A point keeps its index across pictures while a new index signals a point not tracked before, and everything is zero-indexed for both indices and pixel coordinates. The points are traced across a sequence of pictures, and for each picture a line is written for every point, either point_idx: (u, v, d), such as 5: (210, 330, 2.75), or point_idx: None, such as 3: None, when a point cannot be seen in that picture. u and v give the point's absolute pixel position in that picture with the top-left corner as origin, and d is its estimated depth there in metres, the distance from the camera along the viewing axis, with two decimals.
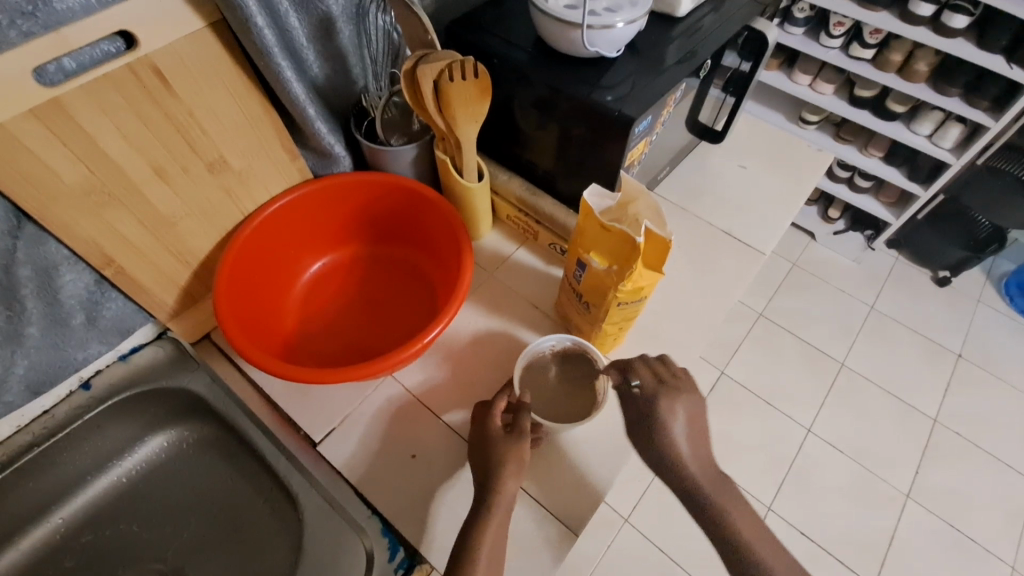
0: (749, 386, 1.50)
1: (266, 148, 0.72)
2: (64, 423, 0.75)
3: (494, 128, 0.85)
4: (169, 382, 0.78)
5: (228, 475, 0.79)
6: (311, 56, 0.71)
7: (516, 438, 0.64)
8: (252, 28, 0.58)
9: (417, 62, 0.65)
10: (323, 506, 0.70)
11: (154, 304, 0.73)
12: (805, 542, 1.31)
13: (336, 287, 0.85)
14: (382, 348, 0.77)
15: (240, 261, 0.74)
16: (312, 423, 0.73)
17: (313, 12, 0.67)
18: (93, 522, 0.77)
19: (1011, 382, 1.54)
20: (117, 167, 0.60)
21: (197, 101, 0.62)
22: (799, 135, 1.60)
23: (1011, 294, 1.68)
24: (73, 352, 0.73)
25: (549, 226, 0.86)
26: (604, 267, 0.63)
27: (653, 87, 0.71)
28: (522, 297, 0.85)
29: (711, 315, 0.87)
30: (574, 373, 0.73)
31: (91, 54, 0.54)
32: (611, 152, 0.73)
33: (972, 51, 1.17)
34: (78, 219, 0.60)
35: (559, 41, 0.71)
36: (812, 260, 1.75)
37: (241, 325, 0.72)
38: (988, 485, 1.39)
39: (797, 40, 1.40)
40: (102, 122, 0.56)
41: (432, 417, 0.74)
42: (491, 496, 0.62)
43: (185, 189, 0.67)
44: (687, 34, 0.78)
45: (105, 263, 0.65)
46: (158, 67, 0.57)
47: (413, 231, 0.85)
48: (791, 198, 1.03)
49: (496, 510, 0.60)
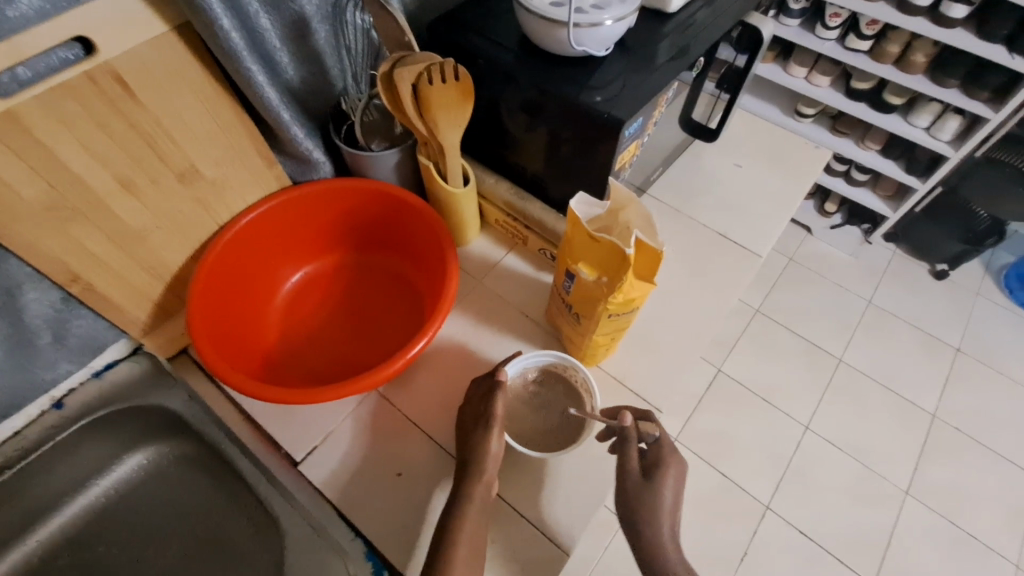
0: (746, 383, 1.48)
1: (240, 156, 0.69)
2: (35, 444, 0.73)
3: (480, 130, 0.82)
4: (143, 400, 0.75)
5: (209, 494, 0.76)
6: (285, 58, 0.68)
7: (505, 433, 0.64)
8: (219, 31, 0.54)
9: (394, 65, 0.62)
10: (306, 528, 0.68)
11: (126, 321, 0.71)
12: (806, 541, 1.29)
13: (318, 298, 0.82)
14: (366, 361, 0.75)
15: (215, 274, 0.71)
16: (293, 443, 0.70)
17: (285, 13, 0.63)
18: (68, 545, 0.75)
19: (1011, 376, 1.53)
20: (80, 181, 0.57)
21: (164, 109, 0.59)
22: (794, 128, 1.57)
23: (1010, 287, 1.66)
24: (40, 372, 0.71)
25: (539, 231, 0.83)
26: (594, 279, 0.61)
27: (644, 87, 0.68)
28: (511, 305, 0.83)
29: (707, 320, 0.84)
30: (563, 403, 0.71)
31: (47, 61, 0.51)
32: (602, 154, 0.70)
33: (973, 41, 1.15)
34: (40, 236, 0.57)
35: (544, 40, 0.68)
36: (809, 255, 1.73)
37: (216, 343, 0.69)
38: (988, 480, 1.38)
39: (793, 32, 1.37)
40: (61, 134, 0.53)
41: (419, 434, 0.71)
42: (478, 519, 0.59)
43: (155, 201, 0.64)
44: (679, 29, 0.75)
45: (71, 280, 0.62)
46: (121, 74, 0.54)
47: (397, 238, 0.82)
48: (789, 197, 1.00)
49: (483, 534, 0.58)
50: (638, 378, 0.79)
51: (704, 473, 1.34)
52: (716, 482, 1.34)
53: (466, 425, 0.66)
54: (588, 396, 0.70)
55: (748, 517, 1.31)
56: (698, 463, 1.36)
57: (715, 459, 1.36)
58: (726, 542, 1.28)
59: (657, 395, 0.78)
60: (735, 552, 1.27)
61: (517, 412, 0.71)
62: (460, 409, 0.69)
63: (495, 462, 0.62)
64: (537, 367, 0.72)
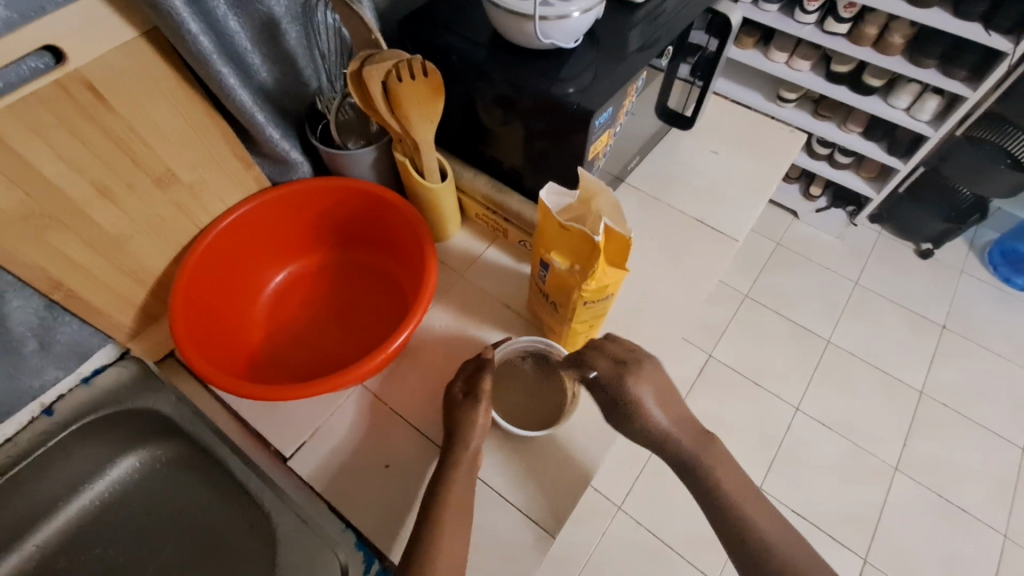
0: (737, 366, 1.50)
1: (216, 159, 0.70)
2: (28, 451, 0.74)
3: (456, 125, 0.83)
4: (133, 404, 0.76)
5: (202, 493, 0.77)
6: (257, 60, 0.68)
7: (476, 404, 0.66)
8: (186, 35, 0.55)
9: (362, 64, 0.63)
10: (297, 522, 0.69)
11: (112, 325, 0.72)
12: (797, 518, 1.31)
13: (302, 297, 0.83)
14: (350, 358, 0.76)
15: (196, 277, 0.72)
16: (281, 439, 0.71)
17: (254, 15, 0.64)
18: (64, 549, 0.76)
19: (996, 351, 1.55)
20: (55, 188, 0.57)
21: (137, 115, 0.60)
22: (776, 113, 1.59)
23: (994, 264, 1.68)
24: (27, 379, 0.73)
25: (517, 223, 0.84)
26: (567, 267, 0.62)
27: (613, 77, 0.69)
28: (492, 297, 0.84)
29: (687, 304, 0.86)
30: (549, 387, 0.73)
31: (18, 71, 0.49)
32: (574, 146, 0.71)
33: (948, 21, 1.16)
34: (19, 245, 0.58)
35: (513, 34, 0.69)
36: (796, 238, 1.75)
37: (200, 345, 0.70)
38: (975, 454, 1.41)
39: (771, 17, 1.38)
40: (33, 143, 0.54)
41: (403, 424, 0.73)
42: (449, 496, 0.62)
43: (132, 206, 0.65)
44: (648, 19, 0.76)
45: (53, 287, 0.63)
46: (91, 81, 0.54)
47: (377, 236, 0.83)
48: (765, 181, 1.02)
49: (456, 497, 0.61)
50: None
51: None
52: None
53: (452, 398, 0.68)
54: (570, 383, 0.72)
55: None
56: None
57: None
58: None
59: None
60: None
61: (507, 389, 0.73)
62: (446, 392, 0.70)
63: (477, 434, 0.65)
64: (525, 348, 0.74)
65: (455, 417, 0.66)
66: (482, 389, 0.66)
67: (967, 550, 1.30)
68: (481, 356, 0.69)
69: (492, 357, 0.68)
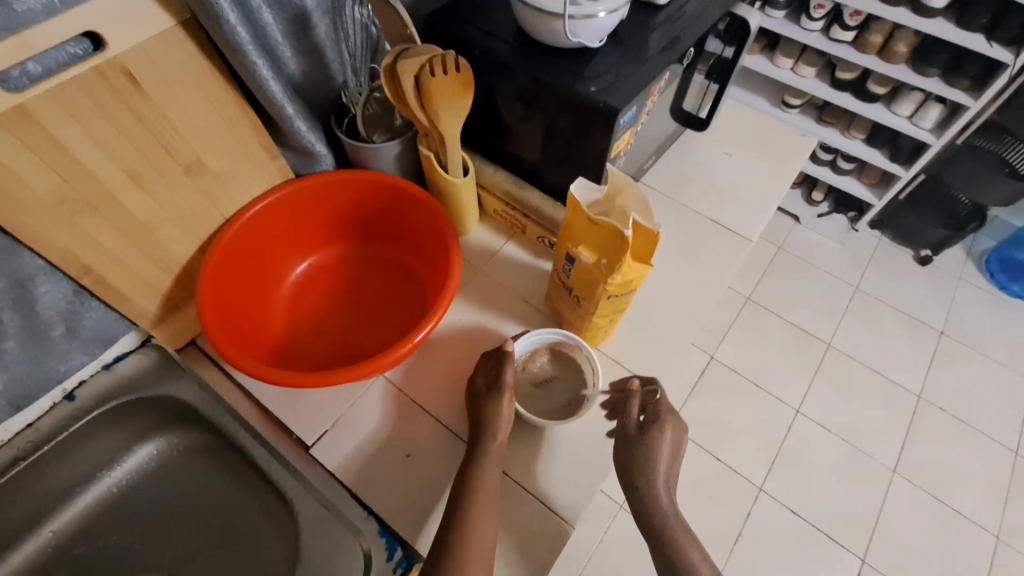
0: (738, 368, 1.51)
1: (245, 150, 0.70)
2: (47, 436, 0.74)
3: (478, 122, 0.84)
4: (153, 391, 0.77)
5: (221, 480, 0.78)
6: (287, 53, 0.69)
7: (499, 395, 0.67)
8: (224, 25, 0.56)
9: (397, 57, 0.64)
10: (318, 509, 0.70)
11: (136, 312, 0.72)
12: (797, 519, 1.33)
13: (323, 287, 0.84)
14: (370, 349, 0.77)
15: (222, 265, 0.72)
16: (304, 427, 0.72)
17: (288, 10, 0.65)
18: (83, 534, 0.76)
19: (994, 358, 1.58)
20: (89, 174, 0.58)
21: (171, 103, 0.60)
22: (782, 118, 1.60)
23: (991, 271, 1.71)
24: (53, 364, 0.73)
25: (537, 220, 0.85)
26: (593, 261, 0.64)
27: (637, 76, 0.70)
28: (511, 291, 0.85)
29: (701, 304, 0.87)
30: (573, 378, 0.74)
31: (56, 56, 0.51)
32: (598, 144, 0.72)
33: (953, 31, 1.17)
34: (52, 229, 0.59)
35: (540, 31, 0.70)
36: (799, 242, 1.77)
37: (225, 331, 0.70)
38: (969, 456, 1.43)
39: (778, 23, 1.40)
40: (72, 128, 0.54)
41: (425, 415, 0.74)
42: (470, 488, 0.62)
43: (163, 195, 0.66)
44: (669, 21, 0.77)
45: (82, 272, 0.64)
46: (129, 69, 0.55)
47: (399, 229, 0.84)
48: (777, 183, 1.04)
49: (476, 487, 0.62)
50: (635, 359, 0.82)
51: (698, 457, 1.38)
52: (710, 466, 1.37)
53: (477, 389, 0.69)
54: (590, 372, 0.73)
55: (742, 499, 1.34)
56: (692, 447, 1.39)
57: (710, 444, 1.40)
58: (722, 523, 1.32)
59: (653, 377, 0.81)
60: (731, 532, 1.31)
61: (532, 383, 0.74)
62: (469, 383, 0.72)
63: (505, 425, 0.66)
64: (546, 343, 0.75)
65: (482, 408, 0.67)
66: (507, 381, 0.67)
67: (962, 553, 1.32)
68: (502, 349, 0.70)
69: (513, 350, 0.70)
